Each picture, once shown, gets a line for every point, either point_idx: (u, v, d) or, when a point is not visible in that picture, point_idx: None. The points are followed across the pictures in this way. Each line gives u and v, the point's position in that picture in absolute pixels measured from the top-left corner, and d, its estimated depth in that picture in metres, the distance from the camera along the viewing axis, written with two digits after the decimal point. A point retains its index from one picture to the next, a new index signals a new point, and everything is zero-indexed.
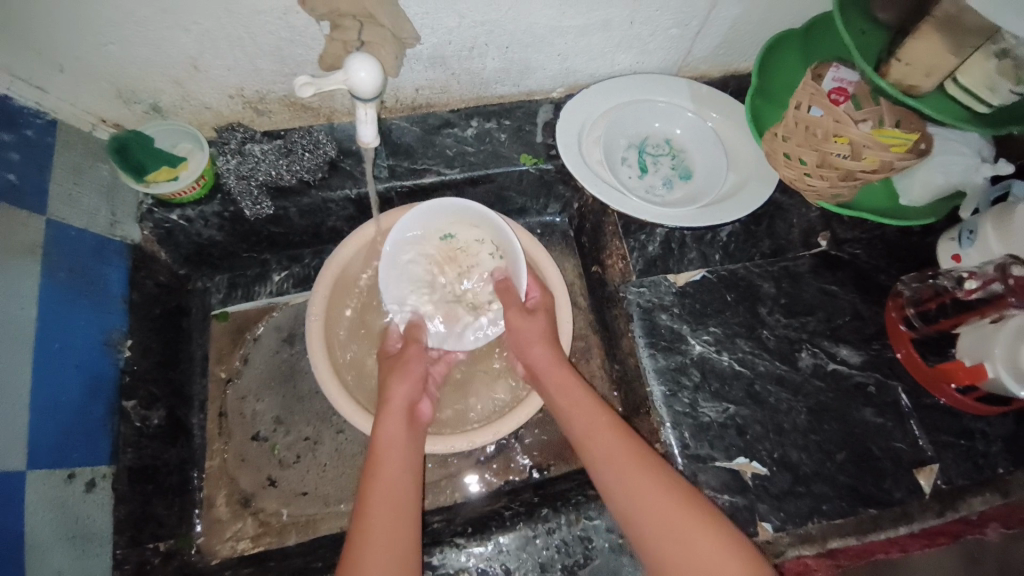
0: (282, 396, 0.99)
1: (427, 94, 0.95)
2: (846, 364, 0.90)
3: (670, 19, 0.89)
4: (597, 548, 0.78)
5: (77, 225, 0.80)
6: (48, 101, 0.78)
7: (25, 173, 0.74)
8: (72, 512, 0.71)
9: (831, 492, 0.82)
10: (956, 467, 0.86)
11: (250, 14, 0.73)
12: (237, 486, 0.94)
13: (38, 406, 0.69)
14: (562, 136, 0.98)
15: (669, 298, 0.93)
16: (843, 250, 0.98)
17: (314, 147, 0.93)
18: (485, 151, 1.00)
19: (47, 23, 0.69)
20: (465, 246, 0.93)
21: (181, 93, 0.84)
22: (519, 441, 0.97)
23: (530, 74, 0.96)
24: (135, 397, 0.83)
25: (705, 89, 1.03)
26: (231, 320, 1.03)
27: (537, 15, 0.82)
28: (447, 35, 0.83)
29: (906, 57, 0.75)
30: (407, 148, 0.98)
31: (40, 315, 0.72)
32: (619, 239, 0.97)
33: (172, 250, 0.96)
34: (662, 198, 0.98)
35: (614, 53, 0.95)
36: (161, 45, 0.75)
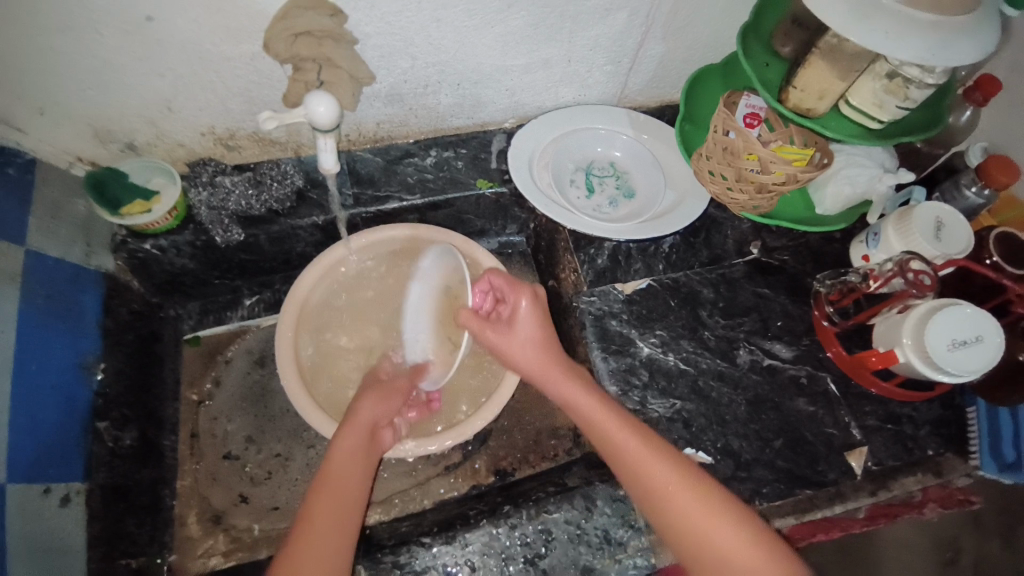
0: (253, 416, 1.03)
1: (388, 128, 1.04)
2: (779, 359, 0.97)
3: (603, 58, 1.00)
4: (556, 538, 0.82)
5: (56, 254, 0.85)
6: (28, 142, 0.84)
7: (5, 207, 0.79)
8: (42, 526, 0.74)
9: (769, 476, 0.89)
10: (885, 450, 0.92)
11: (220, 60, 0.81)
12: (209, 504, 0.97)
13: (13, 423, 0.73)
14: (514, 162, 1.06)
15: (617, 305, 1.00)
16: (773, 256, 1.06)
17: (282, 178, 1.00)
18: (444, 178, 1.08)
19: (29, 72, 0.75)
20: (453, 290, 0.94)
21: (156, 132, 0.91)
22: (485, 447, 1.01)
23: (482, 108, 1.05)
24: (109, 418, 0.87)
25: (643, 115, 1.13)
26: (203, 344, 1.08)
27: (482, 56, 0.92)
28: (401, 74, 0.91)
29: (799, 84, 0.84)
30: (371, 177, 1.05)
31: (16, 337, 0.76)
32: (570, 252, 1.05)
33: (147, 280, 1.00)
34: (608, 214, 1.08)
35: (557, 87, 1.05)
36: (138, 88, 0.82)
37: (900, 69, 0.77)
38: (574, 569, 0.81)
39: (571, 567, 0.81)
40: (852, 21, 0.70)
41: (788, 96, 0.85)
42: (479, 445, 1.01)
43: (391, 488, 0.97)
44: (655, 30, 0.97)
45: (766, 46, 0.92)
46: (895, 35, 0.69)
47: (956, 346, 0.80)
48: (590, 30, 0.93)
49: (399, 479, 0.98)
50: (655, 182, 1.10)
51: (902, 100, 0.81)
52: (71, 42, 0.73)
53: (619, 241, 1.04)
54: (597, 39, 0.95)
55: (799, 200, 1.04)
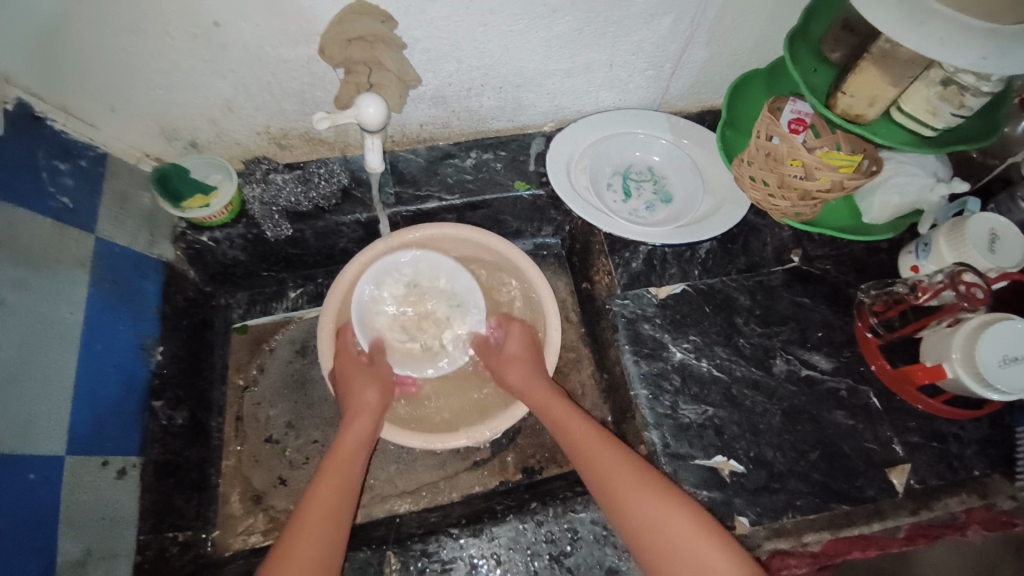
0: (294, 403, 1.08)
1: (431, 129, 1.07)
2: (818, 369, 0.95)
3: (645, 63, 1.01)
4: (582, 537, 0.83)
5: (122, 242, 0.91)
6: (101, 137, 0.90)
7: (79, 197, 0.85)
8: (100, 496, 0.79)
9: (804, 488, 0.87)
10: (929, 469, 0.89)
11: (278, 63, 0.85)
12: (250, 485, 1.02)
13: (79, 397, 0.79)
14: (551, 165, 1.08)
15: (651, 309, 1.00)
16: (815, 265, 1.04)
17: (330, 177, 1.05)
18: (482, 178, 1.10)
19: (107, 73, 0.82)
20: (424, 290, 1.05)
21: (216, 131, 0.97)
22: (514, 444, 1.03)
23: (523, 111, 1.07)
24: (163, 398, 0.93)
25: (684, 120, 1.13)
26: (250, 332, 1.13)
27: (525, 60, 0.94)
28: (445, 77, 0.94)
29: (849, 90, 0.82)
30: (413, 177, 1.09)
31: (85, 318, 0.82)
32: (605, 255, 1.05)
33: (201, 269, 1.06)
34: (644, 218, 1.08)
35: (598, 92, 1.06)
36: (202, 89, 0.88)
37: (957, 75, 0.75)
38: (599, 569, 0.81)
39: (596, 567, 0.81)
40: (907, 24, 0.69)
41: (838, 101, 0.83)
42: (508, 442, 1.03)
43: (421, 480, 1.00)
44: (699, 35, 0.97)
45: (815, 52, 0.90)
46: (951, 41, 0.67)
47: (1007, 362, 0.77)
48: (633, 35, 0.94)
49: (431, 471, 1.01)
50: (693, 188, 1.10)
51: (958, 108, 0.79)
52: (145, 46, 0.79)
53: (654, 245, 1.04)
54: (639, 44, 0.96)
55: (843, 209, 1.01)
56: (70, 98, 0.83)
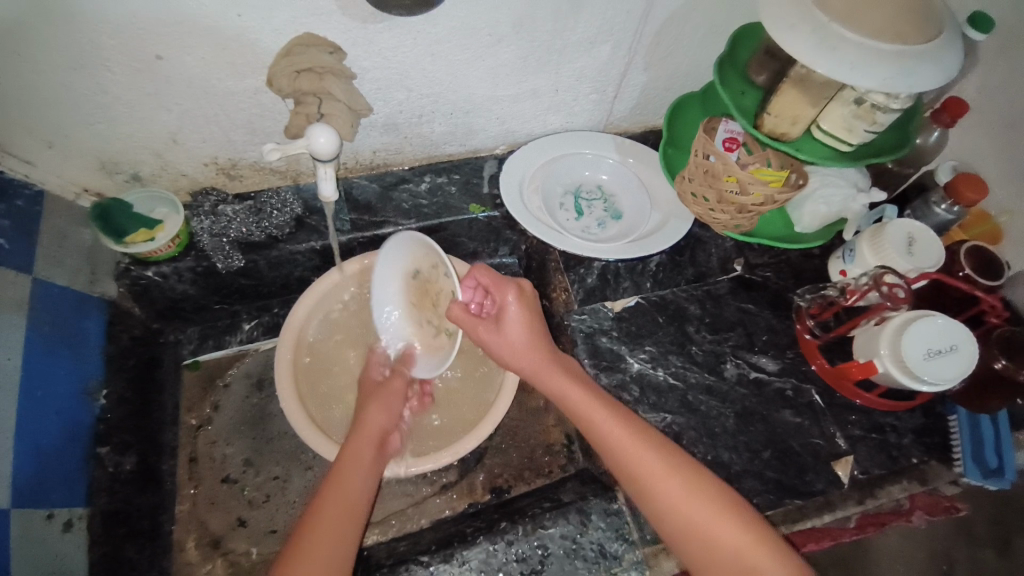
0: (252, 439, 1.04)
1: (384, 155, 1.08)
2: (765, 372, 1.00)
3: (588, 88, 1.06)
4: (552, 553, 0.84)
5: (61, 283, 0.87)
6: (35, 174, 0.87)
7: (12, 238, 0.81)
8: (43, 551, 0.74)
9: (759, 486, 0.91)
10: (871, 459, 0.95)
11: (225, 95, 0.85)
12: (207, 529, 0.97)
13: (18, 449, 0.74)
14: (504, 187, 1.10)
15: (608, 322, 1.03)
16: (757, 272, 1.10)
17: (282, 206, 1.04)
18: (438, 203, 1.12)
19: (41, 109, 0.79)
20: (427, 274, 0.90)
21: (161, 164, 0.95)
22: (482, 465, 1.03)
23: (475, 135, 1.10)
24: (110, 443, 0.88)
25: (628, 141, 1.18)
26: (203, 368, 1.09)
27: (474, 88, 0.97)
28: (396, 104, 0.96)
29: (775, 110, 0.89)
30: (367, 203, 1.09)
31: (22, 364, 0.78)
32: (561, 272, 1.08)
33: (147, 305, 1.02)
34: (596, 235, 1.12)
35: (546, 115, 1.10)
36: (145, 122, 0.86)
37: (868, 95, 0.82)
38: None
39: None
40: (819, 53, 0.75)
41: (765, 121, 0.90)
42: (475, 462, 1.03)
43: (388, 508, 0.99)
44: (636, 61, 1.03)
45: (742, 76, 0.96)
46: (860, 67, 0.74)
47: (933, 355, 0.84)
48: (576, 62, 0.98)
49: (399, 498, 1.00)
50: (640, 205, 1.15)
51: (870, 125, 0.86)
52: (83, 81, 0.77)
53: (607, 261, 1.07)
54: (582, 71, 1.01)
55: (777, 219, 1.08)
56: (1, 135, 0.80)
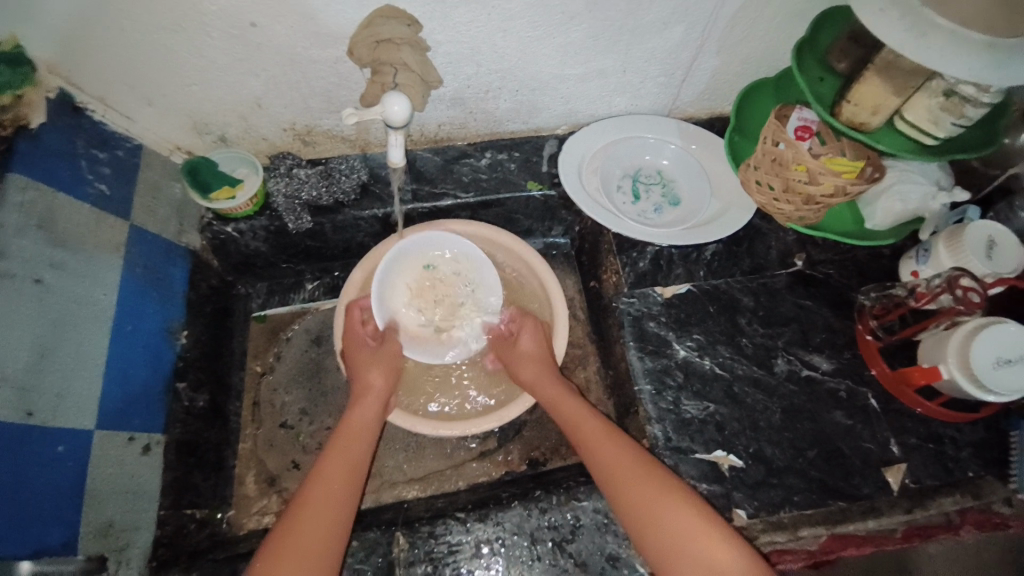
0: (308, 390, 1.12)
1: (449, 129, 1.11)
2: (818, 370, 0.98)
3: (657, 69, 1.04)
4: (583, 525, 0.86)
5: (152, 230, 0.95)
6: (136, 129, 0.95)
7: (114, 185, 0.90)
8: (125, 468, 0.83)
9: (801, 484, 0.90)
10: (924, 469, 0.91)
11: (308, 63, 0.90)
12: (265, 468, 1.06)
13: (111, 375, 0.83)
14: (564, 169, 1.11)
15: (656, 308, 1.03)
16: (817, 269, 1.06)
17: (350, 172, 1.09)
18: (497, 178, 1.14)
19: (144, 68, 0.86)
20: (442, 276, 1.04)
21: (245, 126, 1.01)
22: (520, 437, 1.06)
23: (538, 113, 1.11)
24: (186, 380, 0.97)
25: (693, 127, 1.16)
26: (268, 322, 1.17)
27: (540, 66, 0.98)
28: (464, 79, 0.98)
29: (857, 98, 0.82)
30: (429, 175, 1.13)
31: (117, 300, 0.86)
32: (613, 255, 1.08)
33: (224, 259, 1.11)
34: (652, 219, 1.11)
35: (611, 97, 1.10)
36: (235, 86, 0.92)
37: (958, 85, 0.78)
38: (600, 555, 0.84)
39: (597, 554, 0.84)
40: (908, 39, 0.72)
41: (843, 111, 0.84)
42: (513, 433, 1.06)
43: (429, 467, 1.03)
44: (710, 44, 1.00)
45: (821, 62, 0.93)
46: (951, 53, 0.70)
47: (1003, 364, 0.80)
48: (647, 43, 0.97)
49: (439, 459, 1.04)
50: (700, 192, 1.12)
51: (958, 117, 0.82)
52: (183, 44, 0.83)
53: (661, 247, 1.06)
54: (651, 53, 1.00)
55: (847, 214, 1.03)
56: (109, 91, 0.88)
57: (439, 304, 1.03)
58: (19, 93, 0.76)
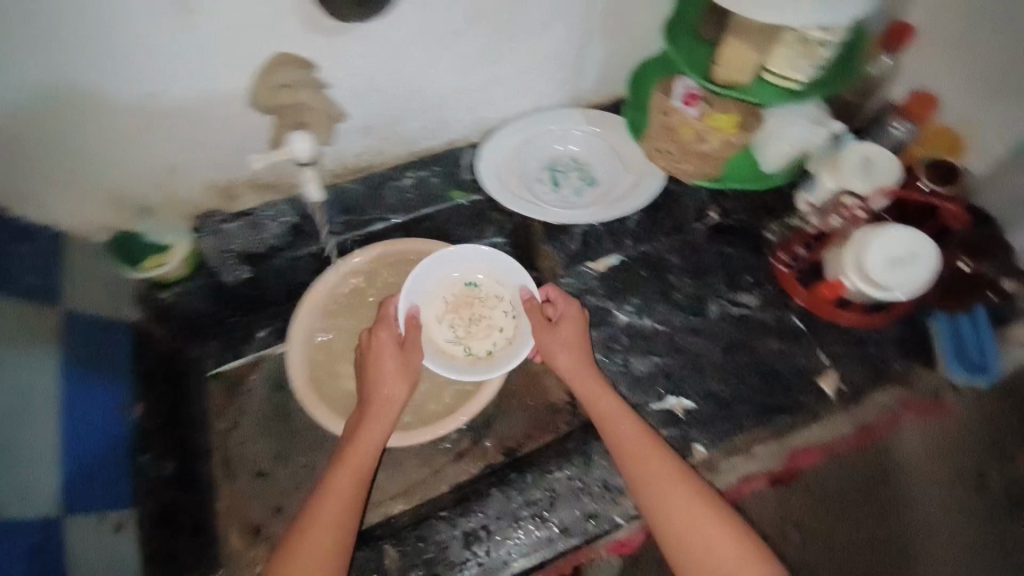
0: (278, 433, 0.87)
1: (367, 159, 0.86)
2: (746, 306, 0.80)
3: (554, 78, 0.86)
4: (591, 482, 0.80)
5: (99, 314, 0.78)
6: (55, 215, 0.75)
7: (23, 266, 0.70)
8: (104, 542, 0.67)
9: (751, 414, 0.75)
10: (860, 372, 0.76)
11: (220, 119, 0.73)
12: (249, 515, 0.82)
13: (72, 453, 0.67)
14: (484, 174, 0.87)
15: (595, 283, 0.84)
16: (730, 219, 0.85)
17: (276, 216, 0.87)
18: (422, 193, 0.90)
19: (51, 155, 0.69)
20: (479, 295, 0.85)
21: (168, 199, 0.81)
22: (489, 428, 0.90)
23: (448, 124, 0.86)
24: (154, 447, 0.78)
25: (607, 114, 0.91)
26: (225, 376, 0.91)
27: (441, 81, 0.79)
28: (371, 109, 0.79)
29: (722, 62, 0.70)
30: (357, 206, 0.88)
31: (64, 392, 0.69)
32: (545, 242, 0.87)
33: (166, 325, 0.88)
34: (573, 206, 0.87)
35: (527, 74, 0.83)
36: (146, 151, 0.73)
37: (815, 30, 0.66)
38: (581, 516, 0.79)
39: (579, 517, 0.79)
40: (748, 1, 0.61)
41: (713, 74, 0.71)
42: (483, 429, 0.89)
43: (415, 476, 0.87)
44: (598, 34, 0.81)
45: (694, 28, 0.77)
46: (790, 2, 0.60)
47: (894, 266, 0.65)
48: (541, 40, 0.79)
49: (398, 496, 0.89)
50: (616, 168, 0.89)
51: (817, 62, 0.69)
52: (51, 73, 0.61)
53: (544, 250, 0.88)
54: (535, 55, 0.80)
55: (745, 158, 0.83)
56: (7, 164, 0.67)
57: (473, 326, 0.83)
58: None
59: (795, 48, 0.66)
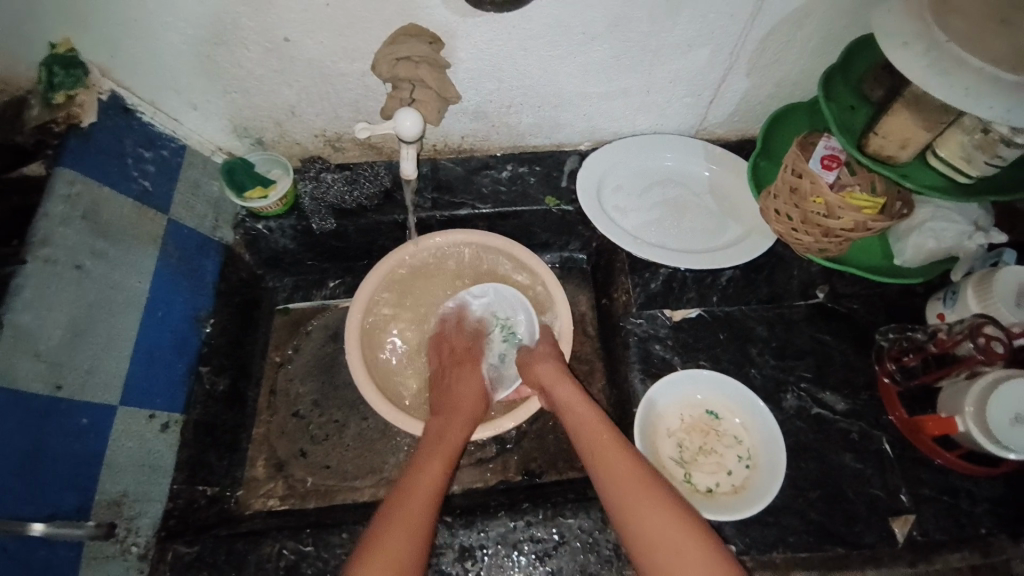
0: (328, 346, 0.90)
1: (472, 141, 0.83)
2: (829, 409, 0.67)
3: (682, 87, 0.75)
4: (568, 542, 0.62)
5: (190, 224, 0.77)
6: (183, 130, 0.77)
7: (156, 183, 0.73)
8: (144, 444, 0.67)
9: (799, 525, 0.61)
10: (938, 521, 0.61)
11: (330, 70, 0.70)
12: (274, 452, 0.83)
13: (137, 353, 0.67)
14: (584, 183, 0.81)
15: (665, 331, 0.73)
16: (842, 303, 0.74)
17: (372, 177, 0.84)
18: (514, 191, 0.85)
19: (223, 79, 0.70)
20: (724, 428, 0.67)
21: (280, 132, 0.80)
22: (518, 442, 0.80)
23: (560, 125, 0.81)
24: (210, 362, 0.77)
25: (719, 147, 0.83)
26: (291, 315, 0.92)
27: (558, 85, 0.73)
28: (481, 94, 0.74)
29: (880, 130, 0.59)
30: (448, 181, 0.85)
31: (150, 287, 0.70)
32: (624, 275, 0.77)
33: (257, 255, 0.88)
34: (669, 243, 0.78)
35: (657, 93, 0.76)
36: (274, 92, 0.73)
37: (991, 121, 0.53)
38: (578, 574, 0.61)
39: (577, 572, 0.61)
40: (930, 77, 0.50)
41: (865, 142, 0.61)
42: (512, 442, 0.80)
43: None
44: (741, 62, 0.71)
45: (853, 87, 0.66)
46: (979, 89, 0.48)
47: (1019, 423, 0.55)
48: (679, 60, 0.70)
49: (389, 444, 0.83)
50: (713, 208, 0.81)
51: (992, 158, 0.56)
52: (226, 58, 0.67)
53: (618, 268, 0.80)
54: (673, 74, 0.73)
55: (871, 247, 0.71)
56: (156, 89, 0.71)
57: (714, 456, 0.66)
58: (72, 93, 0.63)
59: (972, 135, 0.56)
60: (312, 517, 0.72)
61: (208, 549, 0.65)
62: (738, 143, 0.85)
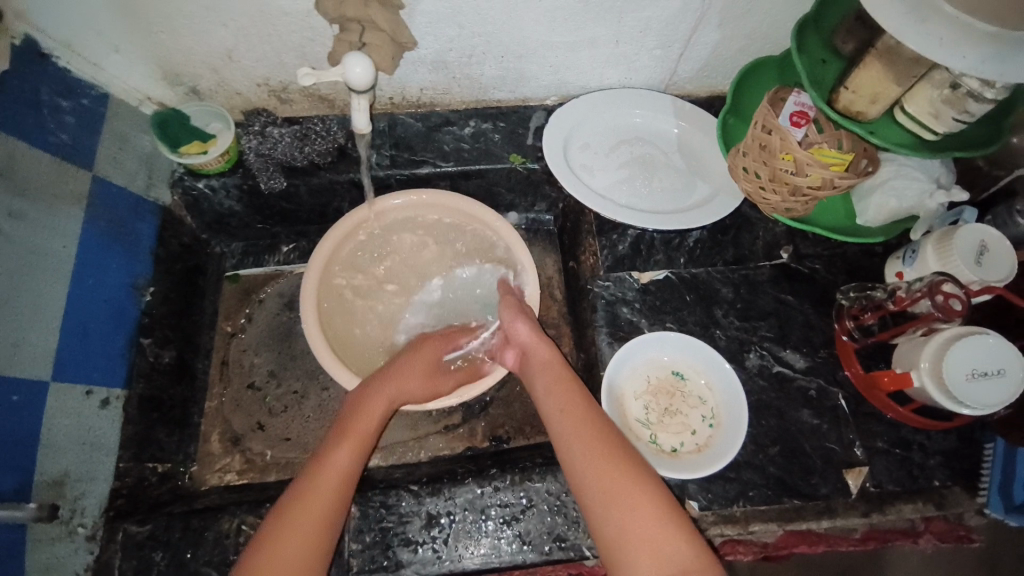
0: (282, 315, 0.86)
1: (432, 94, 0.78)
2: (791, 368, 0.68)
3: (653, 37, 0.71)
4: (536, 506, 0.62)
5: (120, 183, 0.70)
6: (104, 77, 0.68)
7: (78, 136, 0.65)
8: (84, 423, 0.62)
9: (760, 480, 0.63)
10: (888, 472, 0.64)
11: (272, 9, 0.63)
12: (230, 426, 0.79)
13: (67, 326, 0.61)
14: (550, 139, 0.78)
15: (633, 292, 0.72)
16: (804, 264, 0.74)
17: (325, 133, 0.78)
18: (478, 148, 0.80)
19: (146, 17, 0.63)
20: (689, 389, 0.68)
21: (218, 79, 0.72)
22: (484, 409, 0.79)
23: (525, 77, 0.76)
24: (152, 334, 0.72)
25: (688, 103, 0.81)
26: (241, 283, 0.87)
27: (523, 32, 0.68)
28: (440, 40, 0.68)
29: (851, 84, 0.57)
30: (406, 138, 0.79)
31: (78, 253, 0.63)
32: (591, 237, 0.75)
33: (199, 217, 0.82)
34: (636, 204, 0.76)
35: (627, 43, 0.72)
36: (206, 33, 0.65)
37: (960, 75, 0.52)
38: (546, 537, 0.61)
39: (545, 534, 0.61)
40: (906, 25, 0.48)
41: (835, 97, 0.59)
42: (479, 409, 0.78)
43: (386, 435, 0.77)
44: (714, 10, 0.68)
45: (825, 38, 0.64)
46: (952, 41, 0.47)
47: (976, 377, 0.56)
48: (651, 6, 0.66)
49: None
50: (682, 168, 0.79)
51: (959, 113, 0.55)
52: None
53: (585, 229, 0.78)
54: (646, 22, 0.68)
55: (835, 207, 0.71)
56: (71, 29, 0.62)
57: (678, 417, 0.66)
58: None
59: (941, 89, 0.55)
60: (272, 492, 0.69)
61: (161, 528, 0.62)
62: (707, 99, 0.83)
